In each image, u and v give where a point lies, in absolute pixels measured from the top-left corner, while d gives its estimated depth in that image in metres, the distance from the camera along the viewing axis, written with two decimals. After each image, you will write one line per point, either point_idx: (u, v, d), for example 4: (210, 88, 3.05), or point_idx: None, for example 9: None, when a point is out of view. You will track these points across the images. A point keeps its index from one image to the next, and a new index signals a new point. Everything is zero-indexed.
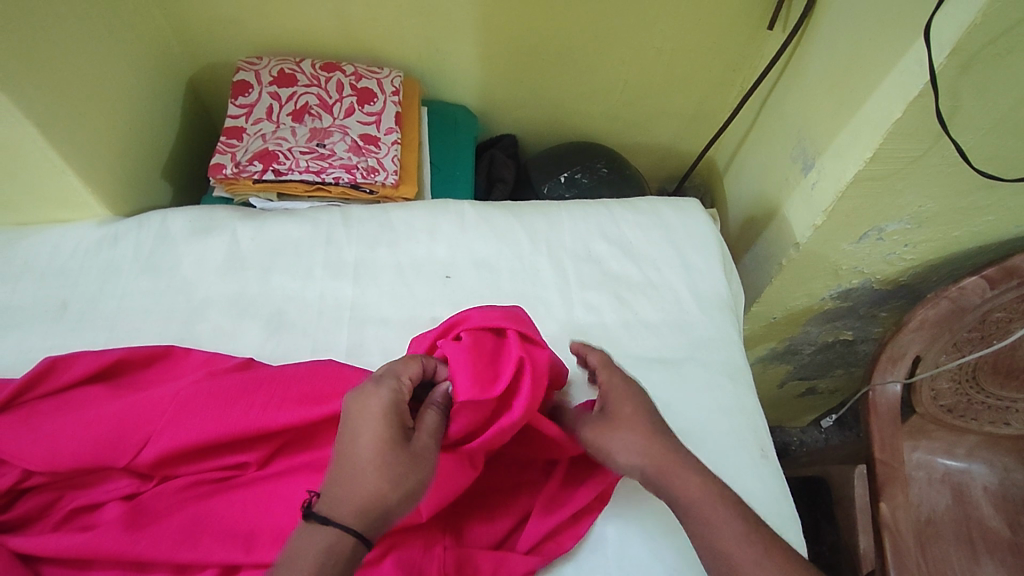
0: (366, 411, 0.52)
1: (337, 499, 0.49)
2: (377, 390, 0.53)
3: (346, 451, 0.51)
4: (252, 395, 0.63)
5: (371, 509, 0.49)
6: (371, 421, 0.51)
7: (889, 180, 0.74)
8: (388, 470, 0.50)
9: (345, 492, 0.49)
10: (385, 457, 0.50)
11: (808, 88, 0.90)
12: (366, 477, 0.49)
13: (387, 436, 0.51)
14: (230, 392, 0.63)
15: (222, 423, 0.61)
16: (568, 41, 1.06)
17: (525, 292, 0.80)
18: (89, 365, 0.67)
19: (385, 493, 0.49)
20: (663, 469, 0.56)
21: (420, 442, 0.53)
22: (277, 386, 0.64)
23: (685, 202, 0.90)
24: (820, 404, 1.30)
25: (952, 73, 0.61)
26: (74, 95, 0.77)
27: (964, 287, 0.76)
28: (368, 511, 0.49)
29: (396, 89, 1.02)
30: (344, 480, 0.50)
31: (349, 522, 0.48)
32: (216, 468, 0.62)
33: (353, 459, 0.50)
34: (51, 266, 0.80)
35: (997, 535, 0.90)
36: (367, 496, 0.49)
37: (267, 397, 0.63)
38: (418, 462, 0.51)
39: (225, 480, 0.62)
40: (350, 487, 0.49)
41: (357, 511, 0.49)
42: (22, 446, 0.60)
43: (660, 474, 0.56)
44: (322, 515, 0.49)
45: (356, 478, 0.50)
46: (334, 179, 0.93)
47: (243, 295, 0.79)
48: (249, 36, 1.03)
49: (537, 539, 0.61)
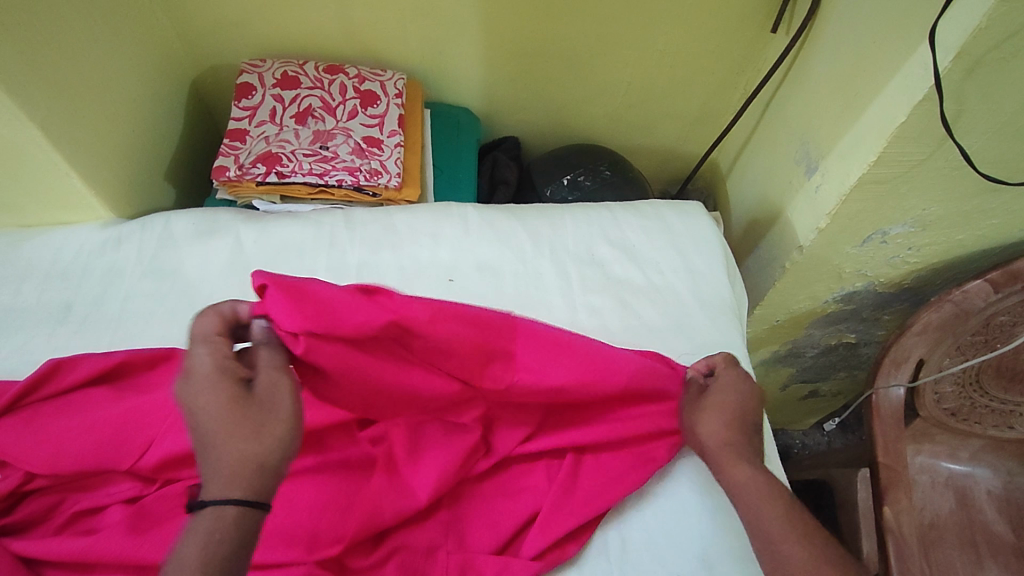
0: (201, 377, 0.49)
1: (209, 478, 0.45)
2: (198, 362, 0.49)
3: (195, 422, 0.47)
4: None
5: (244, 467, 0.46)
6: (206, 388, 0.48)
7: (893, 184, 0.74)
8: (247, 426, 0.47)
9: (213, 466, 0.45)
10: (235, 414, 0.47)
11: (812, 91, 0.89)
12: (227, 440, 0.46)
13: (227, 395, 0.48)
14: None
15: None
16: (571, 43, 1.06)
17: (528, 295, 0.80)
18: (92, 368, 0.67)
19: (252, 448, 0.46)
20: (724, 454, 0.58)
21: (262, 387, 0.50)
22: None
23: (688, 205, 0.90)
24: (823, 407, 1.30)
25: (958, 76, 0.60)
26: (77, 97, 0.77)
27: (968, 291, 0.76)
28: (246, 474, 0.45)
29: (399, 91, 1.02)
30: (209, 455, 0.46)
31: (230, 494, 0.44)
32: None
33: (208, 430, 0.47)
34: (54, 268, 0.80)
35: (1001, 539, 0.89)
36: (236, 459, 0.46)
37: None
38: (271, 408, 0.49)
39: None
40: (218, 455, 0.46)
41: (234, 476, 0.45)
42: (25, 449, 0.60)
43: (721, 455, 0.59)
44: (200, 499, 0.44)
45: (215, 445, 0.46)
46: (337, 181, 0.93)
47: (246, 297, 0.79)
48: (253, 38, 1.03)
49: (542, 545, 0.61)
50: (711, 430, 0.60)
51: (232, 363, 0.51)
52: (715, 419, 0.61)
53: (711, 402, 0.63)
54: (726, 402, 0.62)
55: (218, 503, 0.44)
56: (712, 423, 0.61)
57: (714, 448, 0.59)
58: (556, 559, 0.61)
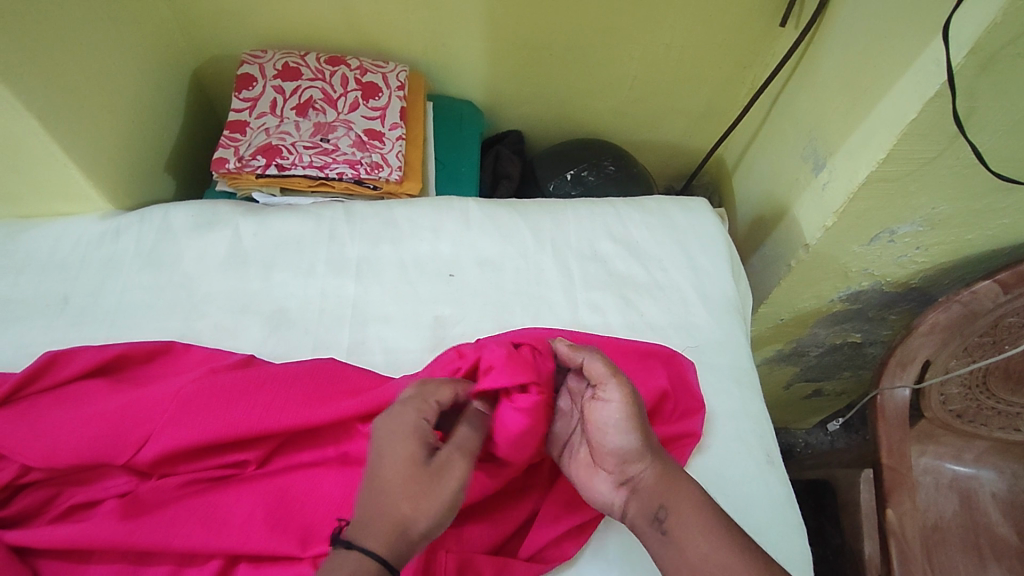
0: (393, 436, 0.53)
1: (361, 524, 0.49)
2: (401, 414, 0.54)
3: (373, 473, 0.52)
4: (258, 395, 0.63)
5: (394, 533, 0.49)
6: (397, 442, 0.52)
7: (902, 183, 0.72)
8: (416, 495, 0.50)
9: (374, 519, 0.49)
10: (411, 473, 0.51)
11: (819, 88, 0.88)
12: (394, 497, 0.50)
13: (412, 456, 0.52)
14: (232, 390, 0.63)
15: (224, 423, 0.61)
16: (575, 37, 1.04)
17: (529, 293, 0.79)
18: (88, 360, 0.66)
19: (410, 512, 0.50)
20: (665, 480, 0.57)
21: (440, 458, 0.53)
22: (280, 387, 0.64)
23: (694, 202, 0.89)
24: (826, 407, 1.29)
25: (971, 72, 0.59)
26: (76, 87, 0.76)
27: (977, 291, 0.74)
28: (392, 534, 0.49)
29: (402, 84, 1.00)
30: (368, 508, 0.50)
31: (372, 548, 0.48)
32: (218, 467, 0.62)
33: (384, 480, 0.51)
34: (53, 259, 0.80)
35: (1005, 542, 0.88)
36: (387, 518, 0.49)
37: (273, 398, 0.63)
38: (441, 482, 0.52)
39: (223, 478, 0.62)
40: (380, 508, 0.50)
41: (385, 536, 0.49)
42: (21, 442, 0.59)
43: (659, 483, 0.57)
44: (346, 540, 0.49)
45: (381, 501, 0.50)
46: (338, 174, 0.91)
47: (244, 291, 0.78)
48: (254, 28, 1.02)
49: (538, 545, 0.61)
50: (647, 436, 0.58)
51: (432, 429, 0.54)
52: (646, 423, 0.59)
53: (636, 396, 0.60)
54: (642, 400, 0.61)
55: (361, 552, 0.48)
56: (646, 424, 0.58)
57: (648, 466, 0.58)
58: (553, 560, 0.61)
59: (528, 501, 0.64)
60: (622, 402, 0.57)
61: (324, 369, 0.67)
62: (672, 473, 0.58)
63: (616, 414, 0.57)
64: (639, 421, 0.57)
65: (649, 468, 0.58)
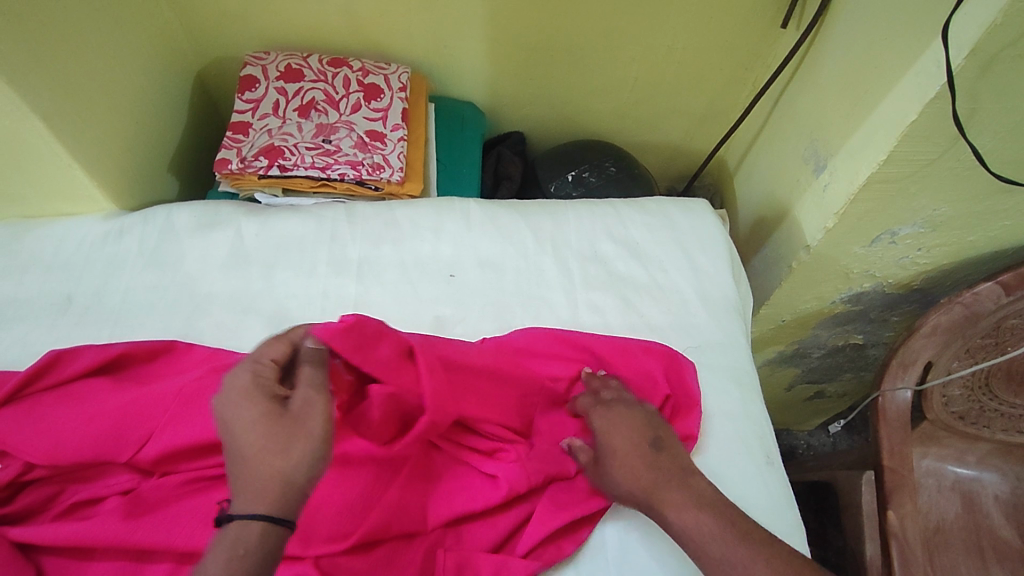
0: (236, 399, 0.52)
1: (241, 493, 0.48)
2: (241, 375, 0.54)
3: (231, 436, 0.50)
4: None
5: (277, 488, 0.48)
6: (241, 404, 0.52)
7: (903, 184, 0.72)
8: (284, 447, 0.50)
9: (250, 479, 0.48)
10: (271, 427, 0.50)
11: (820, 89, 0.88)
12: (259, 455, 0.49)
13: (262, 412, 0.51)
14: None
15: None
16: (577, 38, 1.04)
17: (529, 294, 0.80)
18: (92, 360, 0.67)
19: (286, 463, 0.49)
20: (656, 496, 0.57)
21: (297, 403, 0.52)
22: None
23: (694, 203, 0.89)
24: (828, 408, 1.28)
25: (971, 74, 0.59)
26: (80, 88, 0.77)
27: (979, 293, 0.74)
28: (275, 492, 0.48)
29: (403, 85, 1.01)
30: (242, 470, 0.49)
31: (258, 510, 0.47)
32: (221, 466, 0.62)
33: (241, 446, 0.50)
34: (57, 259, 0.80)
35: (1008, 545, 0.88)
36: (267, 475, 0.48)
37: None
38: (304, 423, 0.51)
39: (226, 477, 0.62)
40: (253, 470, 0.49)
41: (267, 495, 0.48)
42: (27, 440, 0.60)
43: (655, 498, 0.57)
44: (227, 514, 0.47)
45: (248, 462, 0.49)
46: (340, 175, 0.92)
47: (246, 291, 0.79)
48: (257, 30, 1.02)
49: (534, 542, 0.61)
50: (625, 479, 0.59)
51: (273, 382, 0.54)
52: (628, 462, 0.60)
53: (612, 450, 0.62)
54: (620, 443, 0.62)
55: (244, 520, 0.47)
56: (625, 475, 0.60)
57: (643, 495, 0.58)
58: (544, 561, 0.60)
59: (526, 501, 0.64)
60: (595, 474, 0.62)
61: None
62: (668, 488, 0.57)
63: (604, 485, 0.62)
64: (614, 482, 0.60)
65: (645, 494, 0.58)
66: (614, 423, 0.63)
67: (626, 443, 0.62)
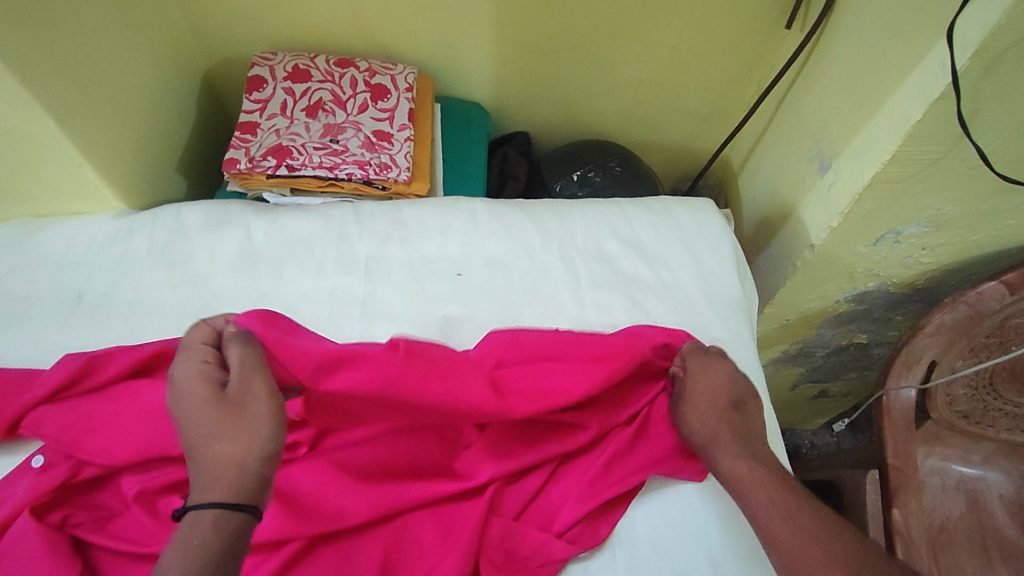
0: (183, 390, 0.55)
1: (198, 482, 0.50)
2: (183, 364, 0.56)
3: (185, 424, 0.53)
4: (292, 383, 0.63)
5: (229, 473, 0.50)
6: (189, 394, 0.54)
7: (907, 183, 0.73)
8: (230, 431, 0.52)
9: (202, 466, 0.51)
10: (215, 413, 0.53)
11: (825, 89, 0.89)
12: (208, 442, 0.52)
13: (205, 399, 0.53)
14: None
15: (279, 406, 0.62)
16: (582, 39, 1.05)
17: (536, 293, 0.80)
18: (127, 359, 0.66)
19: (236, 448, 0.51)
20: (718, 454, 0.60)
21: (235, 388, 0.54)
22: None
23: (699, 203, 0.90)
24: (832, 408, 1.29)
25: (975, 74, 0.59)
26: (91, 88, 0.78)
27: (983, 292, 0.74)
28: (229, 477, 0.50)
29: (410, 86, 1.02)
30: (198, 456, 0.51)
31: (210, 497, 0.49)
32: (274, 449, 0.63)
33: (192, 435, 0.52)
34: (68, 258, 0.81)
35: (1013, 544, 0.88)
36: (218, 461, 0.51)
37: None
38: (247, 406, 0.53)
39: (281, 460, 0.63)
40: (206, 458, 0.51)
41: (220, 479, 0.50)
42: (78, 440, 0.60)
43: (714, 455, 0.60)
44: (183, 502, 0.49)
45: (200, 451, 0.52)
46: (347, 175, 0.93)
47: (255, 289, 0.79)
48: (265, 31, 1.03)
49: (570, 522, 0.61)
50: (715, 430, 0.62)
51: (214, 367, 0.56)
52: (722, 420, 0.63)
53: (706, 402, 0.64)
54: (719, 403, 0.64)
55: (197, 508, 0.48)
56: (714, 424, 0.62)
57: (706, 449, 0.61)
58: (587, 543, 0.61)
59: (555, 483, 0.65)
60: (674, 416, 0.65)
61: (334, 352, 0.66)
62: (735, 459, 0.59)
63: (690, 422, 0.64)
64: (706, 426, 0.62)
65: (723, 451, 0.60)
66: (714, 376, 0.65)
67: (709, 395, 0.64)
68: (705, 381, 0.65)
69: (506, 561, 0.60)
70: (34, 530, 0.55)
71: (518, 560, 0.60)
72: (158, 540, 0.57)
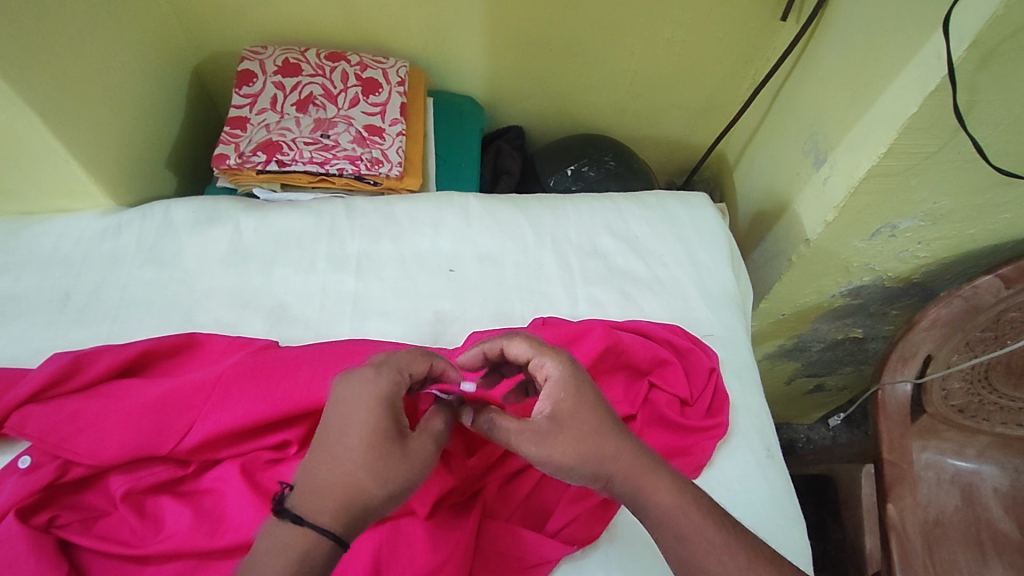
0: (362, 405, 0.50)
1: (315, 501, 0.47)
2: (375, 377, 0.51)
3: (342, 443, 0.49)
4: (279, 380, 0.63)
5: (352, 504, 0.47)
6: (365, 412, 0.49)
7: (903, 177, 0.72)
8: (380, 473, 0.48)
9: (330, 490, 0.47)
10: (379, 448, 0.49)
11: (820, 82, 0.88)
12: (354, 470, 0.48)
13: (379, 430, 0.49)
14: (270, 371, 0.64)
15: (267, 404, 0.61)
16: (576, 31, 1.04)
17: (529, 288, 0.79)
18: (112, 361, 0.66)
19: (371, 487, 0.48)
20: (634, 471, 0.52)
21: (417, 446, 0.51)
22: (319, 364, 0.65)
23: (694, 197, 0.89)
24: (829, 402, 1.28)
25: (972, 66, 0.59)
26: (76, 84, 0.76)
27: (979, 286, 0.74)
28: (348, 511, 0.47)
29: (402, 80, 1.01)
30: (329, 473, 0.48)
31: (327, 525, 0.46)
32: (264, 449, 0.62)
33: (341, 453, 0.49)
34: (55, 256, 0.80)
35: (1007, 539, 0.88)
36: (345, 489, 0.47)
37: (290, 381, 0.63)
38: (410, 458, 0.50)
39: (272, 461, 0.62)
40: (338, 484, 0.48)
41: (340, 511, 0.47)
42: (62, 439, 0.59)
43: (630, 476, 0.52)
44: (294, 512, 0.46)
45: (341, 476, 0.48)
46: (338, 170, 0.92)
47: (245, 286, 0.78)
48: (255, 24, 1.02)
49: (565, 520, 0.62)
50: (601, 450, 0.52)
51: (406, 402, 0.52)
52: (601, 433, 0.53)
53: (573, 423, 0.53)
54: (591, 416, 0.53)
55: (310, 529, 0.46)
56: (597, 445, 0.52)
57: (613, 471, 0.52)
58: (581, 541, 0.61)
59: (543, 484, 0.65)
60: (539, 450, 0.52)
61: (330, 351, 0.67)
62: (643, 470, 0.52)
63: (544, 452, 0.52)
64: (574, 451, 0.52)
65: (616, 474, 0.52)
66: (572, 388, 0.54)
67: (581, 406, 0.54)
68: (567, 391, 0.54)
69: (500, 561, 0.60)
70: (20, 534, 0.54)
71: (512, 560, 0.60)
72: (147, 543, 0.57)
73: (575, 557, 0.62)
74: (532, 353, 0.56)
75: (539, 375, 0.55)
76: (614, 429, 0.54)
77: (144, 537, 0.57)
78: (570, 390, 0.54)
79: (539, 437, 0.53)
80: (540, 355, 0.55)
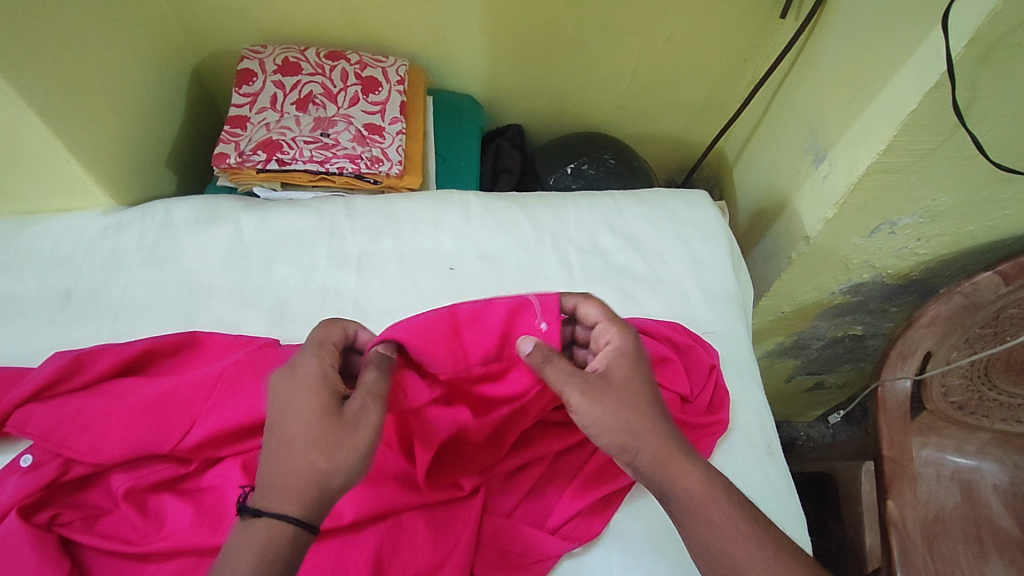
0: (298, 389, 0.52)
1: (268, 489, 0.48)
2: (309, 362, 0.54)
3: (281, 429, 0.51)
4: None
5: (309, 486, 0.48)
6: (300, 393, 0.52)
7: (903, 173, 0.72)
8: (326, 449, 0.49)
9: (284, 474, 0.49)
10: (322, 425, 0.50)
11: (819, 80, 0.88)
12: (303, 451, 0.49)
13: (320, 407, 0.51)
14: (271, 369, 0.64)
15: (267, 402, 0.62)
16: (575, 30, 1.04)
17: (529, 286, 0.79)
18: (113, 360, 0.66)
19: (323, 464, 0.49)
20: (661, 457, 0.53)
21: (354, 404, 0.51)
22: None
23: (694, 195, 0.89)
24: (829, 399, 1.28)
25: (971, 62, 0.59)
26: (76, 83, 0.76)
27: (978, 283, 0.74)
28: (307, 494, 0.48)
29: (401, 78, 1.01)
30: (280, 459, 0.49)
31: (285, 509, 0.47)
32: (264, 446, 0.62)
33: (288, 435, 0.50)
34: (55, 255, 0.80)
35: (1008, 535, 0.88)
36: (302, 474, 0.49)
37: None
38: (355, 427, 0.51)
39: None
40: (292, 468, 0.49)
41: (297, 496, 0.48)
42: (64, 437, 0.60)
43: (655, 463, 0.53)
44: (255, 507, 0.48)
45: (291, 461, 0.49)
46: (338, 169, 0.92)
47: (246, 285, 0.78)
48: (254, 24, 1.02)
49: (566, 516, 0.62)
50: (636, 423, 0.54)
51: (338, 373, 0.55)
52: (640, 410, 0.55)
53: (620, 386, 0.56)
54: (636, 386, 0.56)
55: (270, 518, 0.47)
56: (633, 417, 0.54)
57: (640, 447, 0.53)
58: (581, 538, 0.61)
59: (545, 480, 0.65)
60: (583, 400, 0.55)
61: None
62: (671, 455, 0.53)
63: (586, 405, 0.54)
64: (612, 412, 0.54)
65: (642, 451, 0.53)
66: (625, 356, 0.58)
67: (627, 374, 0.57)
68: (621, 358, 0.58)
69: (500, 558, 0.60)
70: (22, 531, 0.55)
71: (512, 557, 0.60)
72: (147, 541, 0.57)
73: (575, 554, 0.62)
74: (600, 320, 0.61)
75: (600, 340, 0.60)
76: (650, 408, 0.55)
77: (146, 535, 0.57)
78: (624, 359, 0.58)
79: (586, 386, 0.55)
80: (607, 323, 0.60)
